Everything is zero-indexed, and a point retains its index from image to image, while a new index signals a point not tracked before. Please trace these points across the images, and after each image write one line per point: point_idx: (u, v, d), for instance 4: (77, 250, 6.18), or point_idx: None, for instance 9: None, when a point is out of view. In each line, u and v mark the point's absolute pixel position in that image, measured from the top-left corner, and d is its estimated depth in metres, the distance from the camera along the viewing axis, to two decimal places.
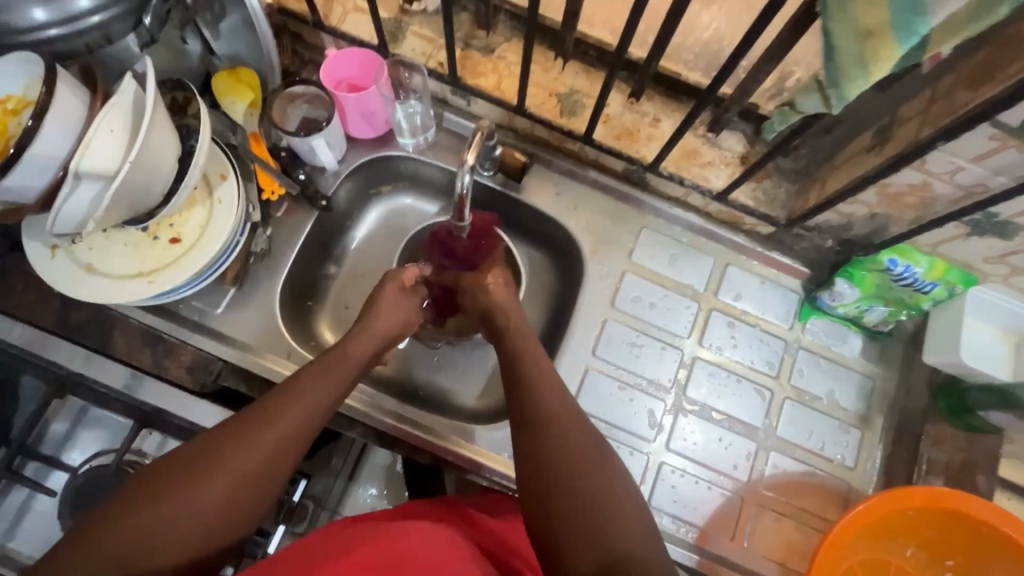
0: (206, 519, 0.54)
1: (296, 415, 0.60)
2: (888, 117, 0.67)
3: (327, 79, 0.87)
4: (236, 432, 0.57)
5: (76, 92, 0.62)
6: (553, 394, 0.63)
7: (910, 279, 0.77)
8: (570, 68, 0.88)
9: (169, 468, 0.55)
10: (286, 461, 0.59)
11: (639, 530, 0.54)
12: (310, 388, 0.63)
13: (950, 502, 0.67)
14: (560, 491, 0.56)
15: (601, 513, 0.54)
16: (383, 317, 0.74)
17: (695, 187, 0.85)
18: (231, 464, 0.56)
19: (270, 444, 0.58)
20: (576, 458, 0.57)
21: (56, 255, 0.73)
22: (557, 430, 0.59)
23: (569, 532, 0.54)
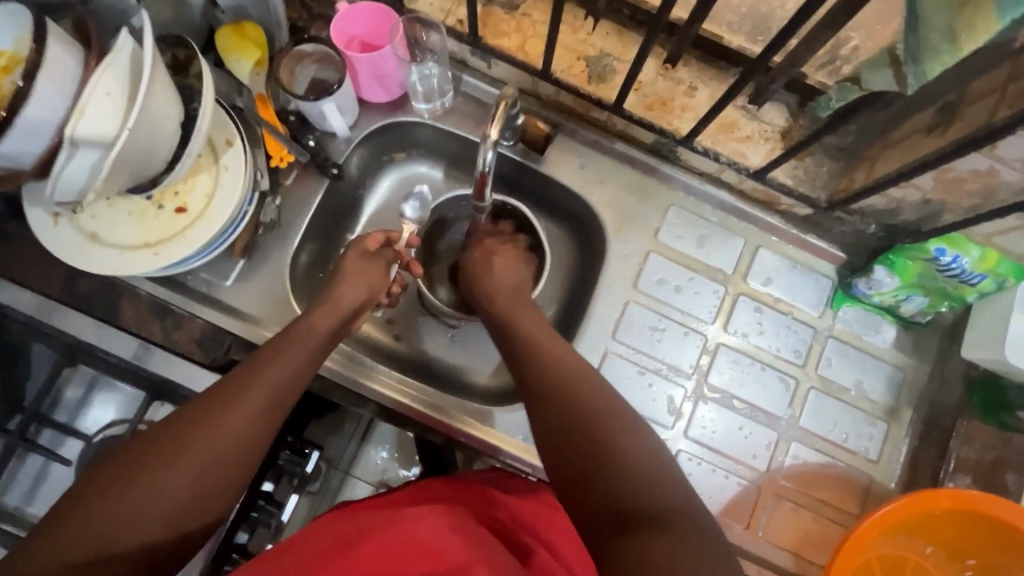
0: (182, 490, 0.52)
1: (267, 383, 0.60)
2: (956, 94, 0.60)
3: (339, 35, 0.79)
4: (206, 403, 0.57)
5: (68, 50, 0.58)
6: (554, 374, 0.63)
7: (957, 270, 0.72)
8: (601, 28, 0.80)
9: (139, 445, 0.53)
10: (264, 429, 0.59)
11: (665, 484, 0.51)
12: (280, 358, 0.63)
13: (978, 505, 0.65)
14: (573, 456, 0.55)
15: (613, 470, 0.52)
16: (347, 288, 0.74)
17: (731, 164, 0.80)
18: (205, 434, 0.55)
19: (242, 411, 0.57)
20: (584, 426, 0.56)
21: (59, 224, 0.71)
22: (558, 403, 0.60)
23: (590, 497, 0.52)
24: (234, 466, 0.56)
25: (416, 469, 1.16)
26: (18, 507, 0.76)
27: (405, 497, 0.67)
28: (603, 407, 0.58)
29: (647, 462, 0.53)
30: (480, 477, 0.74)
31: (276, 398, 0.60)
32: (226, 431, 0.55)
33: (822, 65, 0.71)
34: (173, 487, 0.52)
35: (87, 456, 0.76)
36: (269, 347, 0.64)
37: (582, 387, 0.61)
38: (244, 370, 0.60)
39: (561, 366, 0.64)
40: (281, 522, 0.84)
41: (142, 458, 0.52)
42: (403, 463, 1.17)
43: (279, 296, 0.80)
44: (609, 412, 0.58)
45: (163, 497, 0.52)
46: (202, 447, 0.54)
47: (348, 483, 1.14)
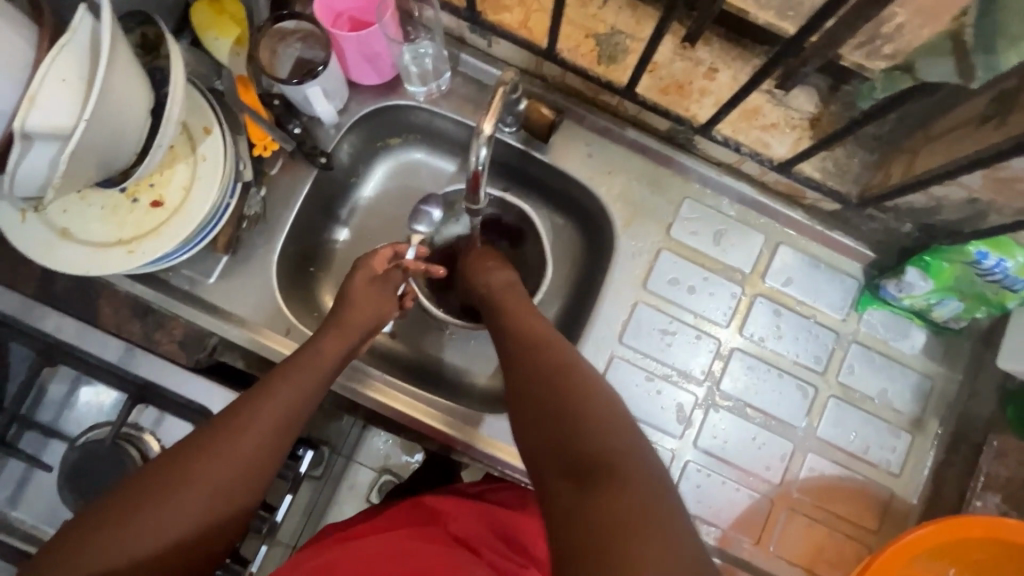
0: (187, 524, 0.50)
1: (274, 416, 0.56)
2: (1016, 81, 0.53)
3: (325, 11, 0.72)
4: (210, 438, 0.53)
5: (17, 29, 0.52)
6: (525, 341, 0.62)
7: (1000, 275, 0.66)
8: (612, 2, 0.73)
9: (144, 475, 0.51)
10: (271, 465, 0.55)
11: (621, 429, 0.49)
12: (290, 386, 0.58)
13: (1013, 535, 0.60)
14: (533, 408, 0.54)
15: (561, 415, 0.52)
16: (358, 308, 0.69)
17: (753, 156, 0.73)
18: (207, 470, 0.51)
19: (247, 449, 0.53)
20: (544, 380, 0.56)
21: (27, 219, 0.66)
22: (525, 359, 0.60)
23: (543, 446, 0.51)
24: (237, 504, 0.53)
25: (419, 456, 1.13)
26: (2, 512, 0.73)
27: (395, 522, 0.65)
28: (568, 365, 0.57)
29: (603, 409, 0.51)
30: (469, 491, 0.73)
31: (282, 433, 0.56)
32: (229, 470, 0.52)
33: (861, 44, 0.59)
34: (173, 527, 0.50)
35: (69, 462, 0.71)
36: (277, 373, 0.59)
37: (554, 352, 0.59)
38: (251, 400, 0.56)
39: (534, 332, 0.63)
40: (274, 523, 0.79)
41: (143, 496, 0.49)
42: (406, 449, 1.14)
43: (266, 295, 0.76)
44: (574, 369, 0.56)
45: (161, 537, 0.49)
46: (204, 485, 0.51)
47: (351, 469, 1.13)
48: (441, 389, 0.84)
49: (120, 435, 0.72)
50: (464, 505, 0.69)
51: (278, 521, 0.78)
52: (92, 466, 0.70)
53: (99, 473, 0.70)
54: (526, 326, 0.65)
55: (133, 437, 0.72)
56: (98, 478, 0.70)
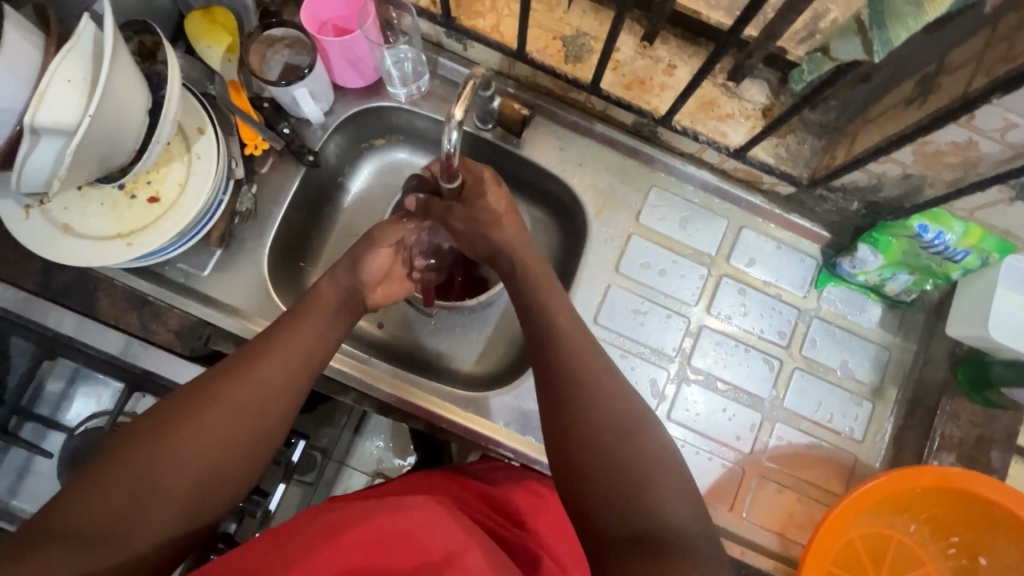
0: (214, 447, 0.53)
1: (286, 352, 0.60)
2: (935, 64, 0.59)
3: (310, 20, 0.78)
4: (224, 377, 0.57)
5: (26, 35, 0.57)
6: (578, 369, 0.58)
7: (941, 247, 0.71)
8: (577, 6, 0.79)
9: (171, 406, 0.54)
10: (285, 399, 0.58)
11: (683, 504, 0.51)
12: (298, 329, 0.62)
13: (960, 483, 0.65)
14: (593, 456, 0.53)
15: (628, 480, 0.51)
16: (363, 269, 0.71)
17: (711, 143, 0.78)
18: (223, 404, 0.55)
19: (260, 385, 0.57)
20: (610, 434, 0.54)
21: (30, 215, 0.70)
22: (583, 402, 0.56)
23: (601, 504, 0.51)
24: (254, 437, 0.56)
25: (411, 458, 1.16)
26: (3, 501, 0.75)
27: (401, 488, 0.68)
28: (631, 419, 0.56)
29: (666, 479, 0.52)
30: (466, 471, 0.76)
31: (292, 370, 0.60)
32: (245, 404, 0.56)
33: (801, 40, 0.69)
34: (194, 458, 0.52)
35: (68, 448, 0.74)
36: (280, 322, 0.63)
37: (608, 389, 0.57)
38: (262, 341, 0.60)
39: (585, 362, 0.59)
40: (267, 511, 0.80)
41: (160, 428, 0.52)
42: (398, 452, 1.18)
43: (258, 286, 0.80)
44: (637, 426, 0.55)
45: (183, 467, 0.51)
46: (222, 416, 0.54)
47: (344, 474, 1.15)
48: (427, 374, 0.89)
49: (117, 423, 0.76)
50: (464, 482, 0.71)
51: (271, 508, 0.80)
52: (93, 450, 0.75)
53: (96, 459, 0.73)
54: (575, 338, 0.61)
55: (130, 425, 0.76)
56: None
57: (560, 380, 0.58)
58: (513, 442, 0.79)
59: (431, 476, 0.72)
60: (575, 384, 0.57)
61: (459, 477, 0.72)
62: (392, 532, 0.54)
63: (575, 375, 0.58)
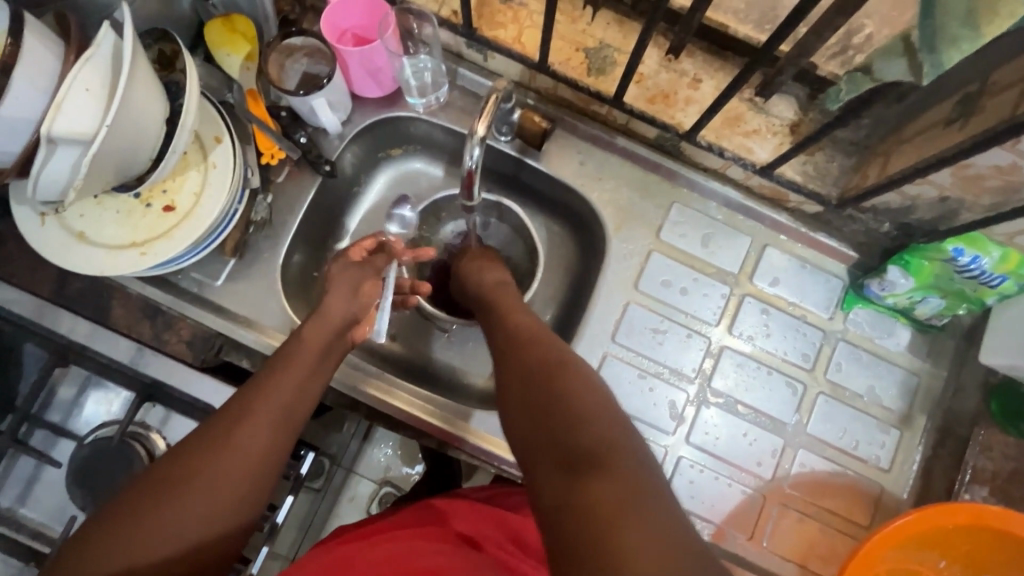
0: (217, 488, 0.53)
1: (277, 405, 0.58)
2: (976, 84, 0.56)
3: (330, 29, 0.77)
4: (213, 435, 0.55)
5: (45, 44, 0.56)
6: (522, 345, 0.63)
7: (976, 271, 0.68)
8: (600, 17, 0.77)
9: (178, 451, 0.54)
10: (276, 455, 0.57)
11: (613, 430, 0.51)
12: (289, 375, 0.61)
13: (996, 522, 0.62)
14: (527, 408, 0.56)
15: (555, 419, 0.53)
16: (335, 299, 0.70)
17: (736, 160, 0.76)
18: (214, 466, 0.53)
19: (252, 444, 0.55)
20: (542, 373, 0.58)
21: (46, 223, 0.70)
22: (526, 354, 0.61)
23: (538, 448, 0.52)
24: (247, 498, 0.55)
25: (419, 467, 1.15)
26: (11, 509, 0.74)
27: (415, 518, 0.66)
28: (560, 363, 0.58)
29: (592, 411, 0.52)
30: (476, 495, 0.73)
31: (284, 424, 0.58)
32: (244, 442, 0.55)
33: (835, 54, 0.67)
34: (186, 526, 0.51)
35: (78, 458, 0.73)
36: (269, 370, 0.61)
37: (546, 354, 0.60)
38: (252, 390, 0.58)
39: (529, 329, 0.65)
40: (275, 523, 0.79)
41: (151, 494, 0.51)
42: (407, 460, 1.16)
43: (271, 297, 0.79)
44: (567, 368, 0.58)
45: (175, 536, 0.51)
46: (213, 480, 0.53)
47: (352, 480, 1.14)
48: (438, 389, 0.87)
49: (128, 434, 0.74)
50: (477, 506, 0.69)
51: (279, 520, 0.79)
52: (105, 465, 0.72)
53: (105, 470, 0.72)
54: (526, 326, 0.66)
55: (141, 436, 0.74)
56: (104, 476, 0.72)
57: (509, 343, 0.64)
58: None
59: (435, 502, 0.70)
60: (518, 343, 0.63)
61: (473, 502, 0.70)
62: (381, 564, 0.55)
63: (519, 350, 0.62)
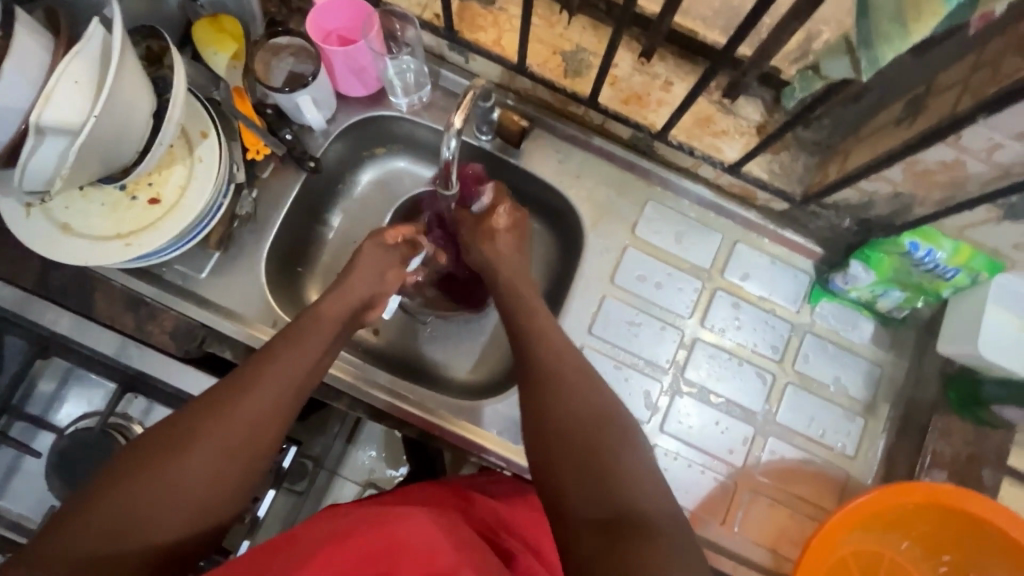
0: (214, 466, 0.54)
1: (278, 377, 0.60)
2: (923, 85, 0.61)
3: (316, 30, 0.79)
4: (213, 402, 0.57)
5: (35, 37, 0.58)
6: (552, 364, 0.62)
7: (932, 264, 0.72)
8: (577, 23, 0.81)
9: (173, 425, 0.55)
10: (273, 425, 0.59)
11: (650, 486, 0.52)
12: (292, 350, 0.63)
13: (951, 500, 0.65)
14: (559, 442, 0.56)
15: (591, 462, 0.53)
16: (361, 277, 0.73)
17: (706, 158, 0.80)
18: (212, 431, 0.55)
19: (250, 412, 0.57)
20: (580, 423, 0.56)
21: (30, 214, 0.71)
22: (562, 396, 0.59)
23: (568, 488, 0.52)
24: (243, 464, 0.56)
25: (403, 469, 1.16)
26: None
27: (402, 498, 0.68)
28: (595, 403, 0.58)
29: (629, 462, 0.53)
30: (466, 482, 0.75)
31: (284, 395, 0.60)
32: (243, 422, 0.56)
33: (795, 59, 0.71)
34: (175, 503, 0.52)
35: (57, 449, 0.73)
36: (264, 356, 0.62)
37: (573, 379, 0.60)
38: (254, 363, 0.60)
39: (559, 359, 0.63)
40: (256, 516, 0.80)
41: (151, 455, 0.53)
42: (390, 463, 1.17)
43: (255, 290, 0.81)
44: (602, 409, 0.58)
45: (172, 497, 0.52)
46: (211, 444, 0.54)
47: (335, 484, 1.14)
48: (420, 381, 0.89)
49: (109, 425, 0.75)
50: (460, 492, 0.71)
51: (260, 514, 0.80)
52: (83, 456, 0.72)
53: (85, 460, 0.72)
54: (549, 339, 0.65)
55: (122, 427, 0.75)
56: (84, 466, 0.72)
57: (540, 375, 0.61)
58: (509, 454, 0.79)
59: (424, 485, 0.72)
60: (554, 378, 0.61)
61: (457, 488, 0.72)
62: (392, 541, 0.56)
63: (548, 370, 0.62)
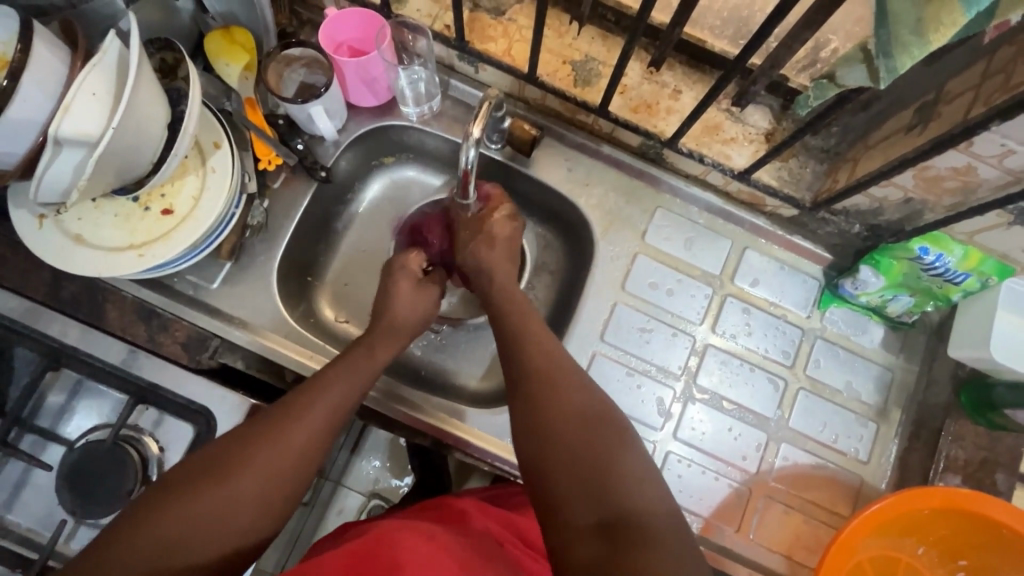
0: (258, 496, 0.55)
1: (321, 411, 0.61)
2: (933, 93, 0.62)
3: (327, 41, 0.80)
4: (260, 430, 0.58)
5: (53, 51, 0.58)
6: (541, 365, 0.61)
7: (941, 269, 0.72)
8: (586, 33, 0.82)
9: (218, 452, 0.56)
10: (313, 458, 0.59)
11: (646, 483, 0.53)
12: (336, 385, 0.63)
13: (968, 504, 0.65)
14: (554, 446, 0.55)
15: (589, 465, 0.53)
16: (403, 308, 0.73)
17: (716, 166, 0.80)
18: (271, 450, 0.57)
19: (294, 444, 0.58)
20: (575, 426, 0.56)
21: (43, 225, 0.71)
22: (551, 397, 0.58)
23: (566, 491, 0.53)
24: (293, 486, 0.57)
25: (408, 479, 1.15)
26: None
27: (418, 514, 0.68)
28: (586, 400, 0.58)
29: (623, 459, 0.54)
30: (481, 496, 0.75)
31: (327, 428, 0.60)
32: (287, 454, 0.57)
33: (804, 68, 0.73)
34: (217, 532, 0.53)
35: (68, 462, 0.72)
36: (306, 387, 0.62)
37: (564, 378, 0.60)
38: (298, 394, 0.61)
39: (549, 360, 0.62)
40: None
41: (204, 476, 0.54)
42: (396, 473, 1.17)
43: (266, 300, 0.81)
44: (595, 407, 0.58)
45: (221, 519, 0.53)
46: (264, 467, 0.56)
47: (340, 494, 1.14)
48: (431, 390, 0.89)
49: (120, 437, 0.73)
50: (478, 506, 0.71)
51: None
52: (95, 468, 0.72)
53: (96, 472, 0.71)
54: (538, 337, 0.64)
55: (133, 441, 0.73)
56: (95, 480, 0.71)
57: (534, 374, 0.61)
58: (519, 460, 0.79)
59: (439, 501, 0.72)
60: (540, 377, 0.60)
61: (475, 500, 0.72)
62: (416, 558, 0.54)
63: (538, 372, 0.61)
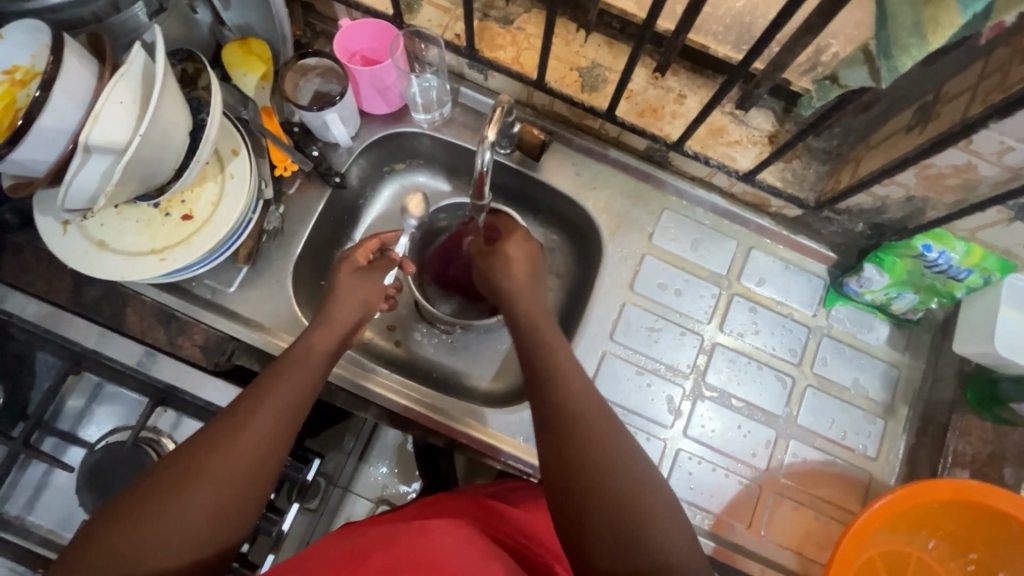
0: (214, 506, 0.53)
1: (271, 414, 0.59)
2: (932, 93, 0.64)
3: (341, 51, 0.83)
4: (207, 441, 0.56)
5: (84, 63, 0.60)
6: (574, 407, 0.59)
7: (944, 265, 0.73)
8: (592, 41, 0.84)
9: (168, 464, 0.55)
10: (269, 463, 0.58)
11: (677, 534, 0.53)
12: (282, 387, 0.61)
13: (976, 495, 0.66)
14: (589, 493, 0.54)
15: (625, 516, 0.52)
16: (342, 305, 0.72)
17: (721, 167, 0.82)
18: (222, 457, 0.55)
19: (251, 447, 0.56)
20: (609, 471, 0.55)
21: (68, 231, 0.73)
22: (581, 440, 0.56)
23: (601, 544, 0.52)
24: (250, 492, 0.56)
25: (416, 485, 1.16)
26: (18, 517, 0.74)
27: (421, 511, 0.69)
28: (614, 436, 0.57)
29: (657, 508, 0.53)
30: (483, 491, 0.75)
31: (278, 427, 0.59)
32: (239, 457, 0.55)
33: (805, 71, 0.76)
34: (172, 545, 0.51)
35: (90, 462, 0.73)
36: (253, 388, 0.61)
37: (594, 418, 0.58)
38: (246, 399, 0.59)
39: (582, 393, 0.60)
40: (282, 530, 0.79)
41: (154, 497, 0.52)
42: (403, 479, 1.17)
43: (281, 303, 0.82)
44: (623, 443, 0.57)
45: (178, 537, 0.52)
46: (217, 476, 0.54)
47: (348, 500, 1.14)
48: (443, 390, 0.90)
49: (141, 439, 0.75)
50: (481, 502, 0.71)
51: (285, 528, 0.79)
52: (116, 469, 0.73)
53: (118, 474, 0.72)
54: (569, 370, 0.62)
55: (153, 442, 0.75)
56: (117, 480, 0.72)
57: (558, 419, 0.59)
58: (530, 457, 0.80)
59: (445, 498, 0.73)
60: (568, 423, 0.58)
61: (477, 496, 0.72)
62: (426, 557, 0.56)
63: (569, 413, 0.59)
